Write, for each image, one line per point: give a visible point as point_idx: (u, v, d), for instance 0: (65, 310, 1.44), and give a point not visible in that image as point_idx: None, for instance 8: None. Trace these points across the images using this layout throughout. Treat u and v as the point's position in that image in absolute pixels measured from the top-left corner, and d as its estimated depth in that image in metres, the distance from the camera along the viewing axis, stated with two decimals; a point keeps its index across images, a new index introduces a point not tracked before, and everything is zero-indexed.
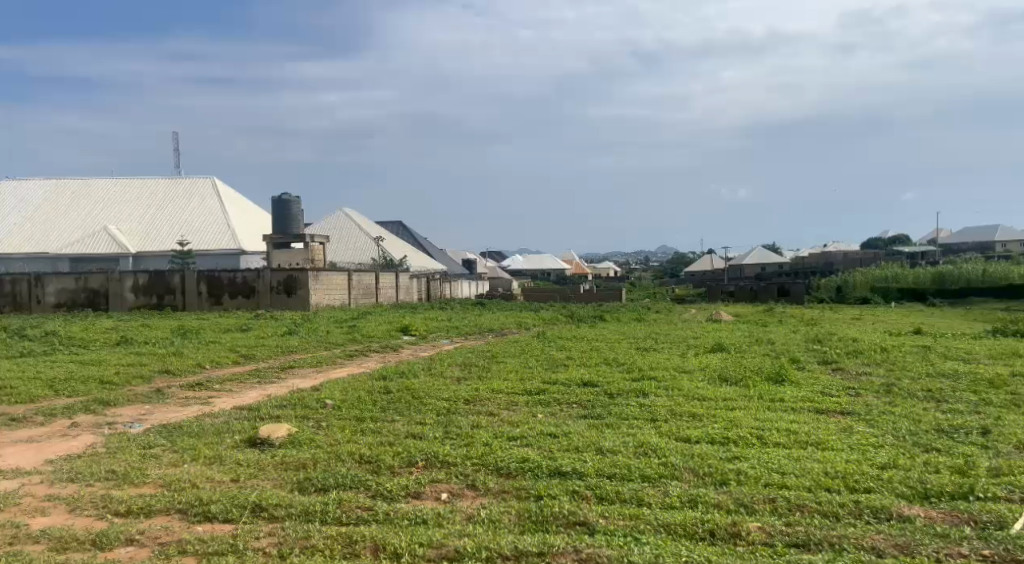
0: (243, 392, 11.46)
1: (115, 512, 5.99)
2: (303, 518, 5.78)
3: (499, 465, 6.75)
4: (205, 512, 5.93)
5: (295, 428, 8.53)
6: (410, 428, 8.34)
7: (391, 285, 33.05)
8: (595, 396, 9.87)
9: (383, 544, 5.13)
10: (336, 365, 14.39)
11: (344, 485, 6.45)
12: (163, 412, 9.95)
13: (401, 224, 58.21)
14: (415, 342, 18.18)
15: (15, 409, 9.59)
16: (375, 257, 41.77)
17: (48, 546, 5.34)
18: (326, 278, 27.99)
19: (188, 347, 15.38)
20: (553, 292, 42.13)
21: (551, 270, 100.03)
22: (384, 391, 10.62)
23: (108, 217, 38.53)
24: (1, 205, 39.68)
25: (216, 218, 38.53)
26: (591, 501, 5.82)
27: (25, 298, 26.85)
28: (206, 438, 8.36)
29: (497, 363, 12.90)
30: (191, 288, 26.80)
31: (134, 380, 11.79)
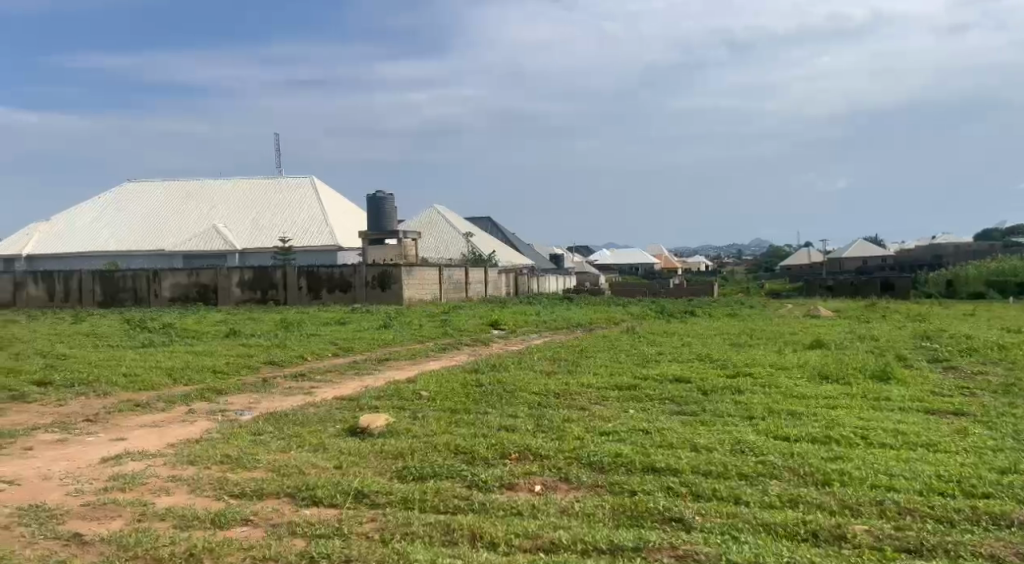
0: (343, 383, 11.87)
1: (229, 494, 6.34)
2: (403, 505, 5.97)
3: (592, 459, 6.80)
4: (312, 497, 6.20)
5: (393, 418, 8.80)
6: (503, 420, 8.47)
7: (481, 280, 33.43)
8: (688, 392, 9.79)
9: (481, 534, 5.27)
10: (430, 358, 14.68)
11: (441, 475, 6.64)
12: (270, 401, 10.44)
13: (489, 218, 58.64)
14: (505, 337, 18.33)
15: (139, 395, 10.25)
16: (465, 253, 42.30)
17: (173, 524, 5.68)
18: (419, 273, 28.59)
19: (292, 339, 16.04)
20: (643, 287, 41.72)
21: (640, 266, 98.95)
22: (477, 383, 10.81)
23: (215, 216, 40.36)
24: (120, 205, 42.15)
25: (313, 215, 39.84)
26: (687, 498, 5.80)
27: (143, 293, 28.49)
28: (311, 427, 8.72)
29: (587, 359, 12.92)
30: (292, 283, 27.82)
31: (243, 370, 12.40)
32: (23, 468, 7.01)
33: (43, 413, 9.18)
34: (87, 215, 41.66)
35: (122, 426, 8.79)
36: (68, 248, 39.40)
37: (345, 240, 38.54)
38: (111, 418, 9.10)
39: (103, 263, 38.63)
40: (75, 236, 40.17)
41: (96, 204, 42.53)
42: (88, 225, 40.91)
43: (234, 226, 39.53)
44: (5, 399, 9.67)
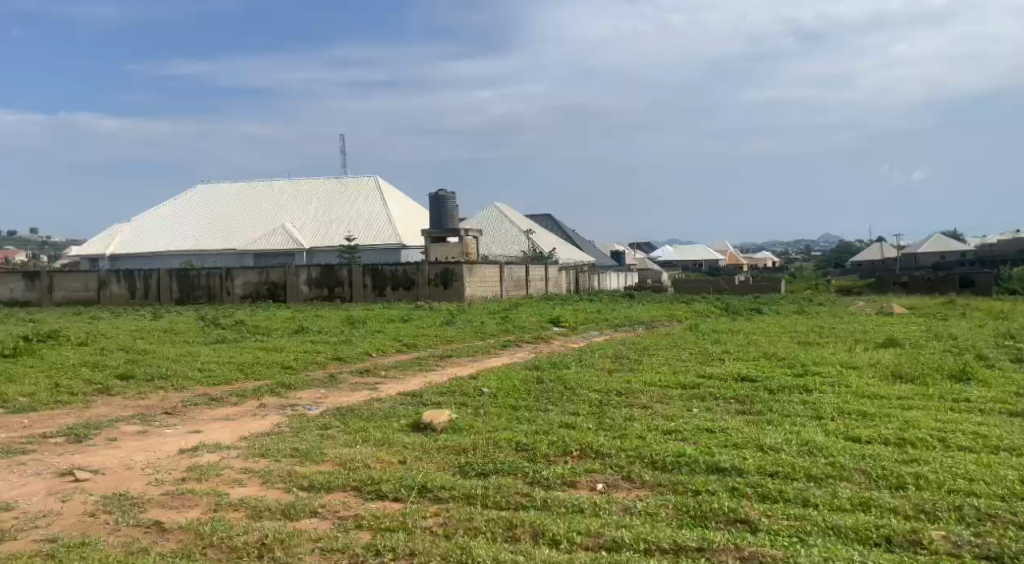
0: (407, 379, 12.07)
1: (299, 486, 6.54)
2: (465, 501, 6.06)
3: (655, 458, 6.79)
4: (378, 491, 6.35)
5: (455, 414, 8.92)
6: (565, 417, 8.52)
7: (542, 278, 33.49)
8: (754, 392, 9.66)
9: (542, 531, 5.32)
10: (492, 355, 14.79)
11: (502, 471, 6.71)
12: (337, 396, 10.68)
13: (549, 214, 58.58)
14: (566, 334, 18.33)
15: (213, 390, 10.62)
16: (526, 250, 42.41)
17: (246, 514, 5.89)
18: (480, 271, 28.80)
19: (357, 336, 16.36)
20: (706, 284, 41.21)
21: (703, 262, 97.53)
22: (538, 381, 10.86)
23: (283, 216, 41.33)
24: (194, 206, 43.57)
25: (377, 214, 40.47)
26: (752, 500, 5.75)
27: (216, 291, 29.39)
28: (376, 422, 8.90)
29: (648, 356, 12.85)
30: (357, 281, 28.30)
31: (311, 366, 12.71)
32: (108, 457, 7.36)
33: (125, 406, 9.58)
34: (163, 216, 43.14)
35: (198, 419, 9.12)
36: (145, 248, 40.88)
37: (408, 239, 39.05)
38: (188, 411, 9.45)
39: (179, 262, 39.99)
40: (151, 236, 41.65)
41: (171, 206, 44.01)
42: (163, 225, 42.36)
43: (301, 225, 40.43)
44: (91, 391, 10.13)
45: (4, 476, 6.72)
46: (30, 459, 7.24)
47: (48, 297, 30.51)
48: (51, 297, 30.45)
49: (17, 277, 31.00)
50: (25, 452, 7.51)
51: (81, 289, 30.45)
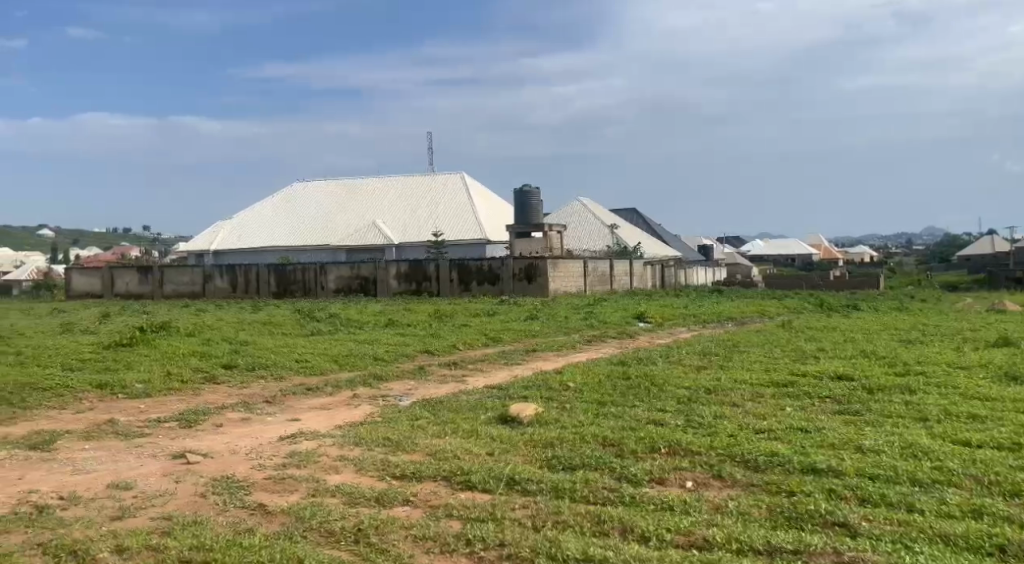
0: (493, 372, 12.22)
1: (391, 475, 6.71)
2: (554, 494, 6.11)
3: (746, 457, 6.68)
4: (467, 482, 6.45)
5: (542, 408, 8.98)
6: (653, 414, 8.46)
7: (627, 273, 33.25)
8: (852, 391, 9.38)
9: (631, 527, 5.31)
10: (578, 350, 14.79)
11: (589, 465, 6.73)
12: (427, 387, 10.90)
13: (635, 209, 57.97)
14: (652, 330, 18.15)
15: (309, 379, 11.00)
16: (611, 245, 42.12)
17: (342, 500, 6.08)
18: (564, 266, 28.76)
19: (445, 329, 16.61)
20: (799, 279, 39.98)
21: (795, 257, 94.81)
22: (625, 377, 10.80)
23: (373, 212, 42.27)
24: (290, 203, 45.03)
25: (463, 209, 40.89)
26: (851, 502, 5.60)
27: (311, 284, 30.30)
28: (464, 413, 9.04)
29: (738, 354, 12.59)
30: (444, 276, 28.69)
31: (402, 358, 13.00)
32: (216, 442, 7.72)
33: (230, 394, 10.03)
34: (261, 214, 44.75)
35: (296, 408, 9.46)
36: (245, 244, 42.49)
37: (493, 234, 39.36)
38: (287, 399, 9.82)
39: (277, 257, 41.45)
40: (251, 233, 43.27)
41: (268, 203, 45.61)
42: (262, 222, 43.93)
43: (391, 221, 41.27)
44: (198, 379, 10.64)
45: (123, 457, 7.14)
46: (146, 442, 7.67)
47: (159, 290, 32.28)
48: (162, 290, 32.19)
49: (131, 271, 32.89)
50: (141, 434, 7.97)
51: (187, 283, 32.00)
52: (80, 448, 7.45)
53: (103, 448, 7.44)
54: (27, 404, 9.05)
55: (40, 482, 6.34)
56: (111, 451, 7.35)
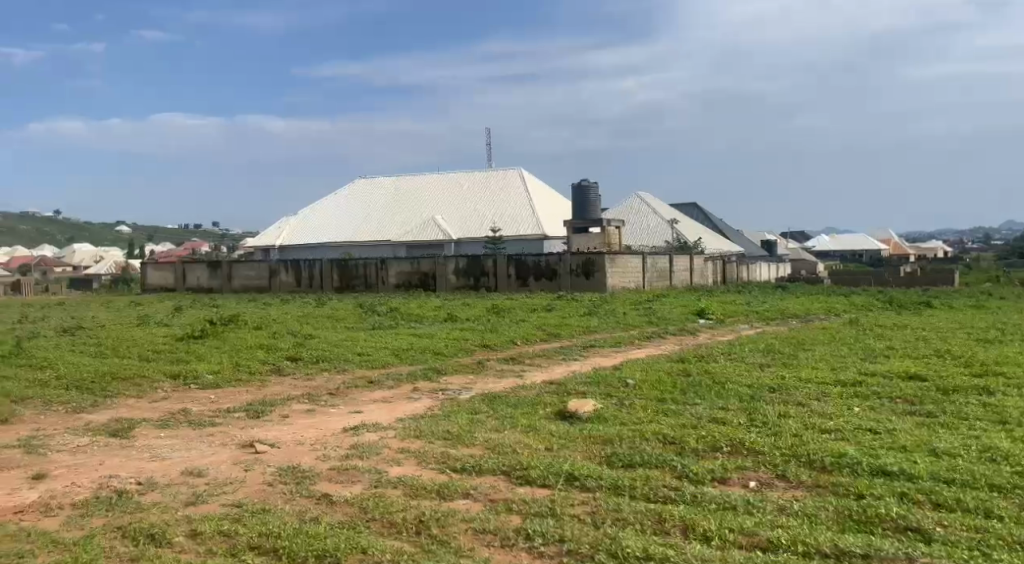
0: (552, 367, 12.23)
1: (451, 468, 6.78)
2: (613, 491, 6.09)
3: (812, 458, 6.55)
4: (526, 477, 6.47)
5: (600, 404, 8.94)
6: (714, 412, 8.35)
7: (687, 268, 32.82)
8: (923, 391, 9.11)
9: (693, 526, 5.27)
10: (637, 346, 14.67)
11: (649, 463, 6.68)
12: (486, 382, 10.97)
13: (696, 204, 57.14)
14: (713, 327, 17.90)
15: (371, 373, 11.19)
16: (670, 241, 41.65)
17: (404, 492, 6.17)
18: (623, 261, 28.55)
19: (503, 324, 16.69)
20: (867, 275, 38.88)
21: (862, 252, 92.25)
22: (685, 374, 10.69)
23: (432, 208, 42.66)
24: (351, 200, 45.74)
25: (521, 205, 40.93)
26: (924, 506, 5.46)
27: (372, 280, 30.73)
28: (522, 409, 9.08)
29: (803, 352, 12.33)
30: (502, 271, 28.80)
31: (461, 352, 13.10)
32: (282, 433, 7.91)
33: (295, 385, 10.26)
34: (324, 210, 45.58)
35: (359, 400, 9.63)
36: (309, 240, 43.33)
37: (551, 229, 39.31)
38: (349, 392, 10.00)
39: (339, 253, 42.18)
40: (315, 229, 44.11)
41: (331, 200, 46.40)
42: (325, 219, 44.73)
43: (449, 216, 41.58)
44: (266, 371, 10.92)
45: (195, 445, 7.36)
46: (217, 431, 7.90)
47: (227, 284, 33.16)
48: (230, 284, 33.05)
49: (201, 266, 33.88)
50: (213, 424, 8.22)
51: (254, 277, 32.79)
52: (156, 435, 7.72)
53: (177, 436, 7.70)
54: (107, 393, 9.42)
55: (120, 468, 6.59)
56: (184, 439, 7.60)
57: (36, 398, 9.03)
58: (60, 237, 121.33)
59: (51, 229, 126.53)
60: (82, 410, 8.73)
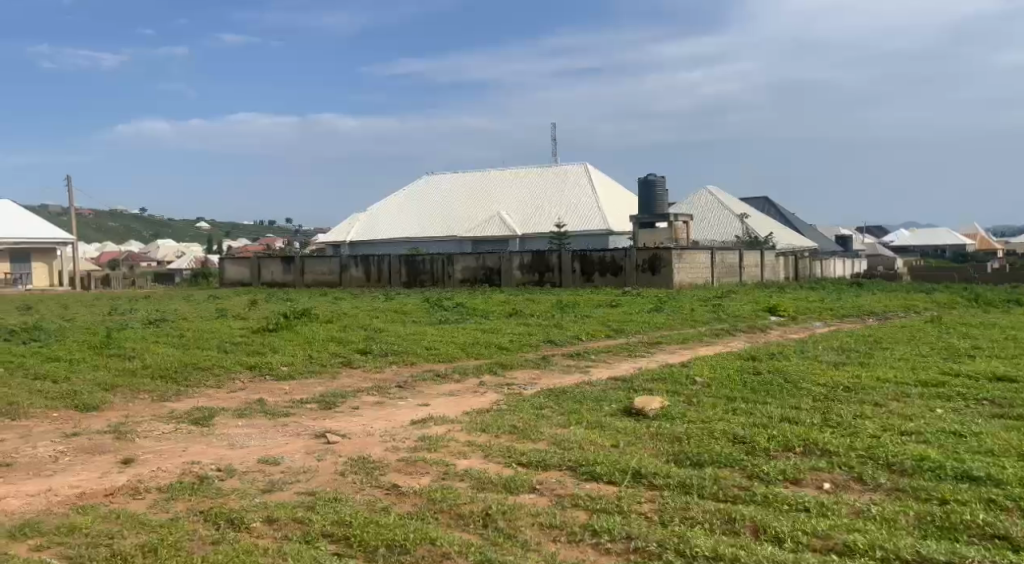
0: (618, 364, 12.15)
1: (518, 462, 6.80)
2: (681, 490, 6.02)
3: (891, 460, 6.36)
4: (592, 473, 6.46)
5: (668, 401, 8.85)
6: (787, 411, 8.19)
7: (757, 264, 32.21)
8: (1011, 393, 8.74)
9: (764, 527, 5.17)
10: (706, 343, 14.48)
11: (719, 462, 6.59)
12: (552, 377, 10.99)
13: (768, 199, 56.00)
14: (784, 324, 17.53)
15: (438, 366, 11.32)
16: (740, 235, 40.86)
17: (471, 484, 6.22)
18: (691, 256, 28.10)
19: (569, 320, 16.66)
20: (949, 272, 37.54)
21: (945, 248, 89.10)
22: (756, 372, 10.50)
23: (498, 204, 42.82)
24: (419, 197, 46.30)
25: (587, 200, 40.74)
26: (1012, 514, 5.25)
27: (438, 275, 31.06)
28: (589, 405, 9.05)
29: (881, 350, 11.97)
30: (567, 266, 28.73)
31: (527, 347, 13.14)
32: (353, 424, 8.07)
33: (365, 378, 10.45)
34: (391, 207, 46.24)
35: (427, 393, 9.76)
36: (378, 236, 44.03)
37: (617, 224, 39.04)
38: (417, 385, 10.13)
39: (406, 249, 42.74)
40: (383, 225, 44.79)
41: (398, 197, 47.03)
42: (393, 215, 45.38)
43: (515, 212, 41.69)
44: (336, 363, 11.14)
45: (271, 434, 7.57)
46: (291, 421, 8.10)
47: (300, 278, 33.96)
48: (303, 279, 33.84)
49: (275, 261, 34.77)
50: (287, 414, 8.43)
51: (325, 272, 33.50)
52: (234, 424, 7.96)
53: (253, 425, 7.93)
54: (189, 382, 9.76)
55: (201, 455, 6.82)
56: (260, 428, 7.82)
57: (123, 386, 9.42)
58: (144, 233, 126.15)
59: (135, 226, 131.50)
60: (166, 398, 9.06)
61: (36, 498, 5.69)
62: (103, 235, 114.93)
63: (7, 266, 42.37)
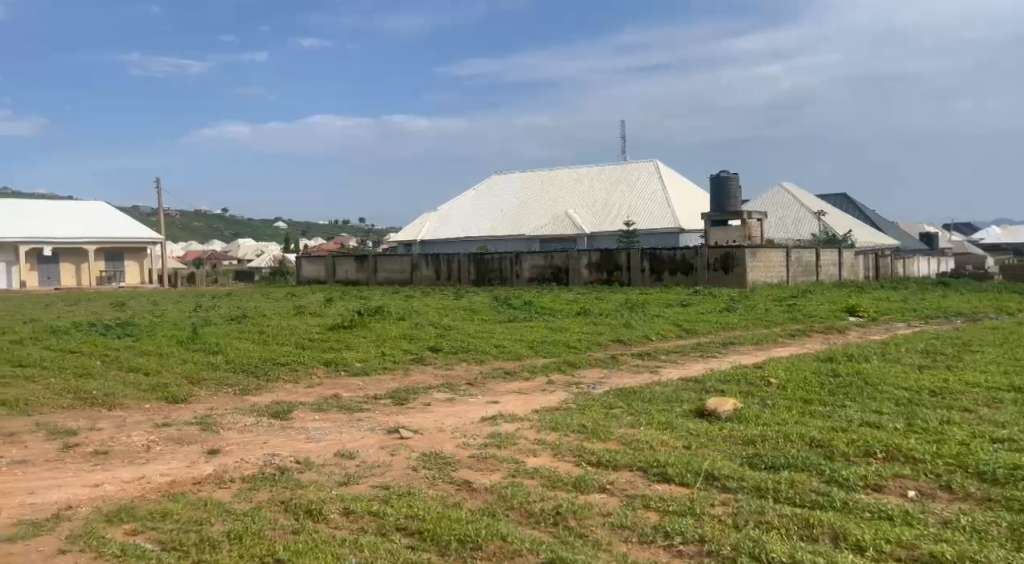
0: (689, 364, 11.96)
1: (588, 462, 6.77)
2: (756, 493, 5.89)
3: (982, 469, 6.09)
4: (663, 474, 6.38)
5: (743, 403, 8.68)
6: (867, 416, 7.92)
7: (835, 263, 31.31)
8: None
9: (844, 534, 5.03)
10: (780, 344, 14.14)
11: (796, 467, 6.44)
12: (620, 377, 10.88)
13: (848, 196, 54.40)
14: (864, 325, 16.97)
15: (507, 364, 11.38)
16: (816, 234, 39.78)
17: (541, 482, 6.23)
18: (765, 255, 27.44)
19: (638, 319, 16.50)
20: None
21: None
22: (834, 374, 10.20)
23: (566, 203, 42.75)
24: (489, 196, 46.58)
25: (657, 197, 40.26)
26: None
27: (507, 273, 31.23)
28: (660, 405, 8.94)
29: (967, 354, 11.52)
30: (636, 265, 28.47)
31: (596, 347, 13.06)
32: (426, 420, 8.17)
33: (435, 375, 10.56)
34: (461, 207, 46.65)
35: (496, 391, 9.81)
36: (448, 234, 44.49)
37: (688, 222, 38.50)
38: (486, 383, 10.19)
39: (476, 247, 43.08)
40: (453, 225, 45.23)
41: (468, 196, 47.41)
42: (463, 214, 45.77)
43: (584, 210, 41.54)
44: (408, 360, 11.31)
45: (347, 428, 7.74)
46: (365, 416, 8.25)
47: (373, 277, 34.58)
48: (376, 277, 34.45)
49: (349, 260, 35.51)
50: (361, 409, 8.59)
51: (396, 271, 34.05)
52: (312, 418, 8.14)
53: (330, 419, 8.11)
54: (270, 377, 10.04)
55: (281, 447, 7.02)
56: (337, 422, 7.99)
57: (209, 379, 9.75)
58: (226, 232, 130.20)
59: (218, 226, 136.08)
60: (248, 392, 9.35)
61: (130, 485, 5.94)
62: (187, 234, 119.11)
63: (101, 264, 44.46)
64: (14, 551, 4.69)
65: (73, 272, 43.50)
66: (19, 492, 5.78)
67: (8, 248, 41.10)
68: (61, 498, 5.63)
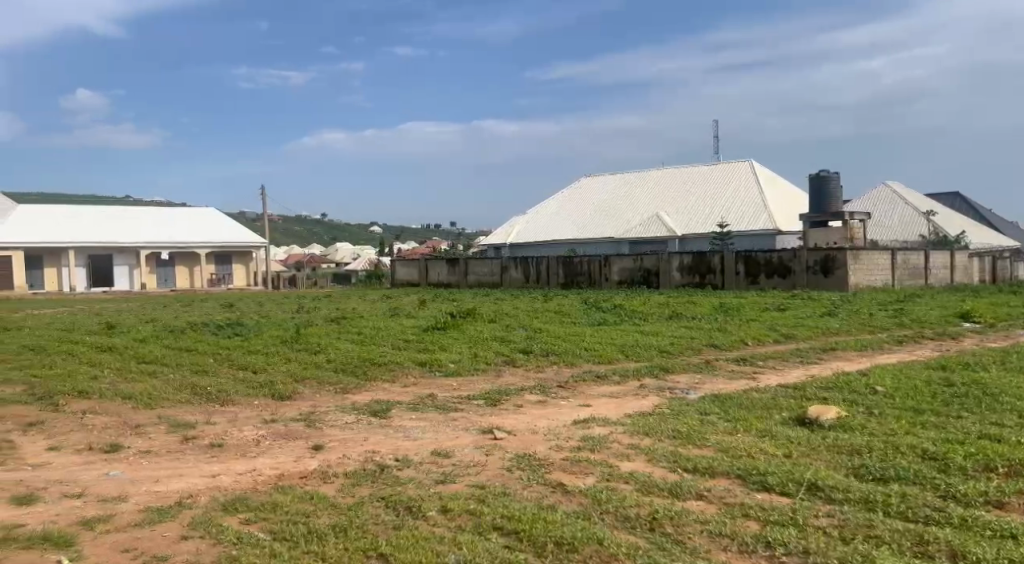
0: (789, 370, 11.62)
1: (683, 468, 6.64)
2: (864, 505, 5.66)
3: None
4: (764, 483, 6.18)
5: (846, 412, 8.35)
6: (986, 428, 7.50)
7: (946, 266, 29.83)
8: None
9: (964, 553, 4.76)
10: (888, 351, 13.55)
11: (908, 480, 6.14)
12: (715, 382, 10.65)
13: (959, 195, 51.81)
14: (980, 332, 16.07)
15: (598, 368, 11.30)
16: (925, 235, 38.01)
17: (636, 487, 6.13)
18: (868, 258, 26.37)
19: (732, 323, 16.14)
20: None
21: None
22: (947, 383, 9.72)
23: (658, 204, 42.21)
24: (579, 199, 46.48)
25: (752, 198, 39.28)
26: None
27: (596, 276, 31.14)
28: (757, 412, 8.70)
29: None
30: (730, 268, 27.86)
31: (690, 351, 12.82)
32: (518, 421, 8.20)
33: (527, 377, 10.60)
34: (551, 210, 46.71)
35: (589, 394, 9.76)
36: (537, 237, 44.61)
37: (785, 223, 37.39)
38: (579, 386, 10.15)
39: (565, 250, 43.00)
40: (543, 227, 45.35)
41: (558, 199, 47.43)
42: (552, 217, 45.83)
43: (676, 212, 40.92)
44: (500, 361, 11.39)
45: (441, 428, 7.84)
46: (460, 416, 8.35)
47: (464, 279, 35.00)
48: (467, 279, 34.86)
49: (442, 263, 36.05)
50: (456, 409, 8.69)
51: (487, 273, 34.38)
52: (408, 417, 8.30)
53: (426, 419, 8.24)
54: (368, 377, 10.26)
55: (381, 444, 7.17)
56: (432, 422, 8.11)
57: (313, 378, 10.04)
58: (327, 235, 134.41)
59: (318, 229, 140.61)
60: (348, 391, 9.59)
61: (243, 476, 6.18)
62: (290, 238, 123.45)
63: (211, 267, 46.64)
64: (141, 536, 4.94)
65: (186, 275, 45.86)
66: (145, 480, 6.10)
67: (130, 252, 43.73)
68: (181, 487, 5.90)
